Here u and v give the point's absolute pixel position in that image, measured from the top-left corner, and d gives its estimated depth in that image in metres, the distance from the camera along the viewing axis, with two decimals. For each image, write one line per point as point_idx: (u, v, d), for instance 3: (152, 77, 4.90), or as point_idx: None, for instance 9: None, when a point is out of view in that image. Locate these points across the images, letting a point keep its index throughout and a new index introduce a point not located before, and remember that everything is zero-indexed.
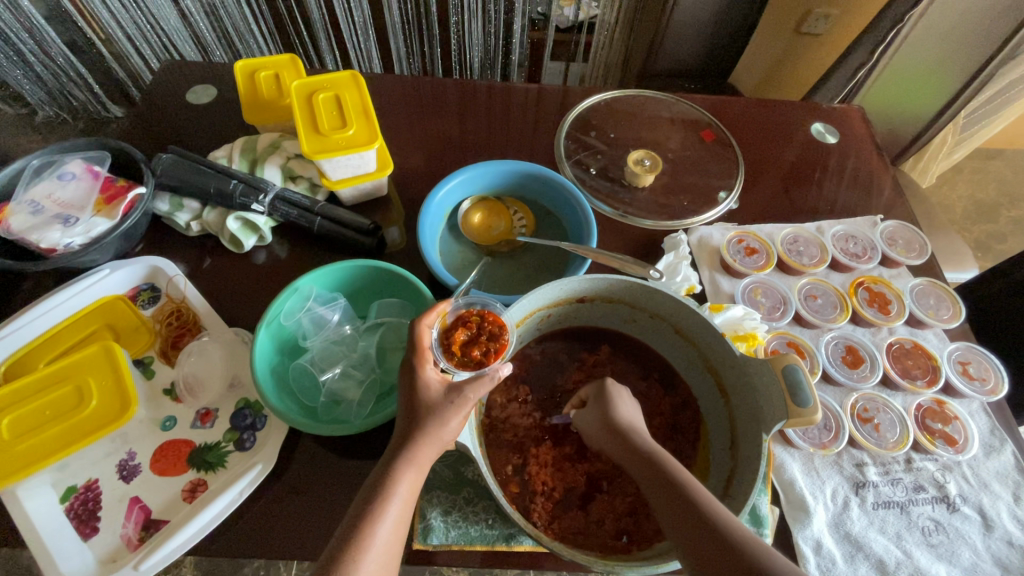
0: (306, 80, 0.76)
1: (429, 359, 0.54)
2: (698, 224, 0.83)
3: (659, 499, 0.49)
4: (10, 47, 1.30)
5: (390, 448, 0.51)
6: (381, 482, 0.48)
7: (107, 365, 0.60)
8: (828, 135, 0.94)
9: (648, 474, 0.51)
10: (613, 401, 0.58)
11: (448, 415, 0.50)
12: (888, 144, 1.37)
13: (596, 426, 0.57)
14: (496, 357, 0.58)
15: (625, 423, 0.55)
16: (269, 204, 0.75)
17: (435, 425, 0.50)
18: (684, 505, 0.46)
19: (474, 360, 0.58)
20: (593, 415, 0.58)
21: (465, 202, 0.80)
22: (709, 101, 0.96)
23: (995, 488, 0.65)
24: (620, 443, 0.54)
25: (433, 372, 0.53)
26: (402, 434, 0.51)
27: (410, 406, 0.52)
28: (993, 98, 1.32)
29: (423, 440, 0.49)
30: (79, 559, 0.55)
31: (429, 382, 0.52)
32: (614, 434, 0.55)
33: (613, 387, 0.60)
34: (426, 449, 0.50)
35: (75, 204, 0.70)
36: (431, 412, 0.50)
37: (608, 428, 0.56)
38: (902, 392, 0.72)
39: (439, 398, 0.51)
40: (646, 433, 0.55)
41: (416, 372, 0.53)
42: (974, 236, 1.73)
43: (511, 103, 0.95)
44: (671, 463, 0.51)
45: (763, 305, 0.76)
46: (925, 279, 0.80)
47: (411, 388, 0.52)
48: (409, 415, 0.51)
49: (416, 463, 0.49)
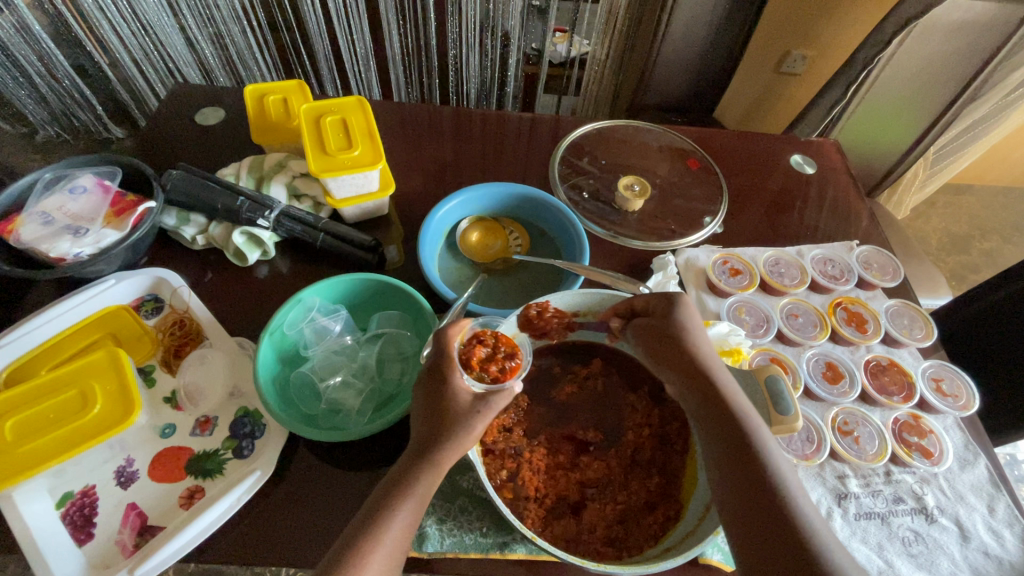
0: (315, 105, 0.81)
1: (458, 369, 0.56)
2: (684, 246, 0.87)
3: (716, 438, 0.52)
4: (18, 69, 1.34)
5: (408, 452, 0.54)
6: (400, 479, 0.51)
7: (111, 370, 0.62)
8: (806, 166, 1.00)
9: (705, 404, 0.55)
10: (685, 328, 0.58)
11: (475, 423, 0.53)
12: (864, 176, 1.44)
13: (665, 353, 0.58)
14: (512, 374, 0.59)
15: (698, 349, 0.57)
16: (274, 221, 0.78)
17: (461, 431, 0.53)
18: (742, 449, 0.51)
19: (492, 375, 0.58)
20: (662, 339, 0.59)
21: (463, 221, 0.84)
22: (695, 133, 1.02)
23: (970, 500, 0.68)
24: (692, 373, 0.56)
25: (461, 380, 0.55)
26: (421, 440, 0.53)
27: (431, 411, 0.54)
28: (960, 135, 1.40)
29: (448, 444, 0.52)
30: (73, 564, 0.55)
31: (458, 390, 0.54)
32: (683, 357, 0.57)
33: (683, 313, 0.59)
34: (448, 453, 0.52)
35: (85, 216, 0.72)
36: (460, 419, 0.53)
37: (676, 350, 0.57)
38: (880, 407, 0.75)
39: (467, 408, 0.54)
40: (718, 366, 0.56)
41: (443, 381, 0.55)
42: (948, 266, 1.80)
43: (507, 130, 1.00)
44: (741, 407, 0.53)
45: (748, 323, 0.80)
46: (899, 301, 0.84)
47: (436, 398, 0.55)
48: (433, 419, 0.54)
49: (437, 467, 0.52)
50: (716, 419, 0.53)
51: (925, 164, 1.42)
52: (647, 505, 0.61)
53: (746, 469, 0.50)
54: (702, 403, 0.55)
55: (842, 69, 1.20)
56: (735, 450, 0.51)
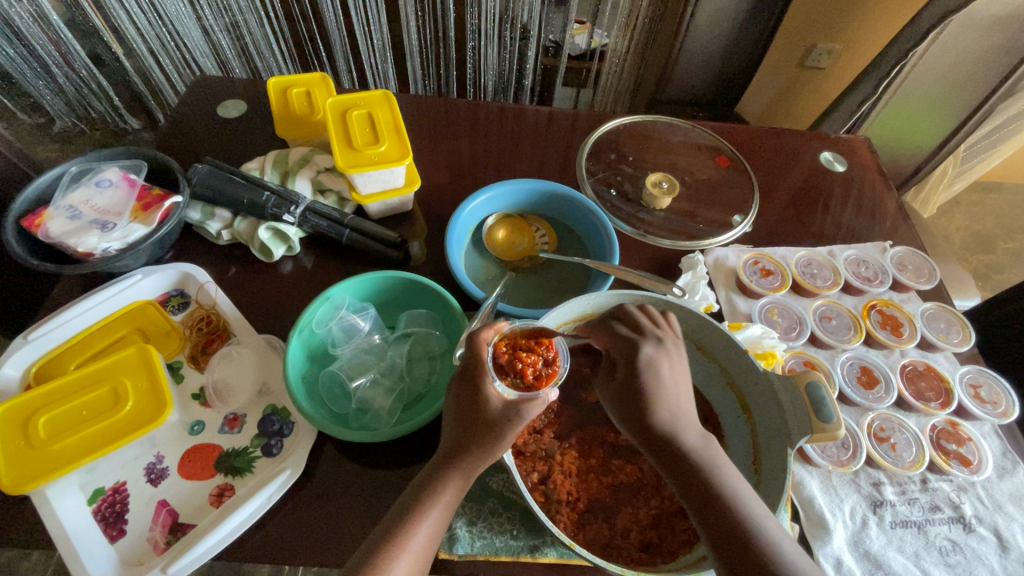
0: (340, 98, 0.79)
1: (489, 373, 0.54)
2: (714, 246, 0.85)
3: (699, 508, 0.48)
4: (35, 58, 1.33)
5: (438, 456, 0.53)
6: (427, 485, 0.51)
7: (142, 367, 0.62)
8: (836, 163, 0.97)
9: (676, 470, 0.50)
10: (650, 390, 0.54)
11: (504, 432, 0.51)
12: (892, 174, 1.41)
13: (629, 416, 0.54)
14: (547, 382, 0.57)
15: (661, 410, 0.53)
16: (300, 216, 0.77)
17: (491, 440, 0.51)
18: (723, 517, 0.46)
19: (527, 382, 0.57)
20: (627, 401, 0.55)
21: (489, 218, 0.83)
22: (724, 129, 1.00)
23: (1009, 509, 0.66)
24: (659, 440, 0.52)
25: (493, 387, 0.53)
26: (452, 445, 0.52)
27: (462, 418, 0.53)
28: (991, 133, 1.37)
29: (477, 452, 0.51)
30: (106, 562, 0.55)
31: (489, 398, 0.52)
32: (646, 419, 0.53)
33: (651, 371, 0.55)
34: (475, 461, 0.51)
35: (112, 211, 0.72)
36: (487, 428, 0.52)
37: (637, 411, 0.53)
38: (916, 413, 0.74)
39: (497, 415, 0.52)
40: (688, 429, 0.52)
41: (480, 384, 0.53)
42: (973, 265, 1.77)
43: (532, 125, 0.98)
44: (719, 472, 0.49)
45: (780, 325, 0.78)
46: (934, 304, 0.82)
47: (470, 402, 0.53)
48: (464, 426, 0.52)
49: (466, 474, 0.51)
50: (688, 484, 0.49)
51: (954, 161, 1.39)
52: (681, 510, 0.59)
53: (734, 540, 0.45)
54: (671, 470, 0.51)
55: (873, 64, 1.17)
56: (720, 518, 0.46)
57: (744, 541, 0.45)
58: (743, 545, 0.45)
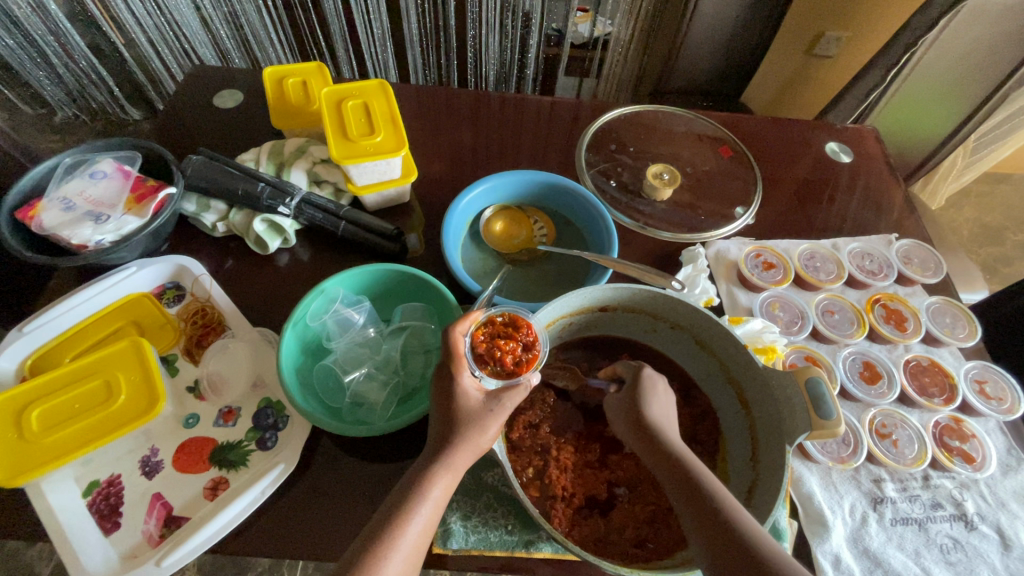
0: (336, 88, 0.78)
1: (465, 367, 0.55)
2: (715, 238, 0.84)
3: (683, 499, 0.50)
4: (34, 48, 1.32)
5: (425, 453, 0.52)
6: (415, 483, 0.50)
7: (135, 360, 0.61)
8: (842, 154, 0.95)
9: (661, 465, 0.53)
10: (646, 394, 0.58)
11: (487, 424, 0.52)
12: (898, 165, 1.39)
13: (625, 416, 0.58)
14: (529, 367, 0.58)
15: (652, 412, 0.57)
16: (295, 208, 0.76)
17: (476, 432, 0.51)
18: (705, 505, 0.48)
19: (508, 370, 0.58)
20: (624, 403, 0.59)
21: (487, 210, 0.82)
22: (726, 118, 0.98)
23: (1012, 507, 0.65)
24: (646, 437, 0.55)
25: (469, 381, 0.54)
26: (436, 443, 0.52)
27: (447, 414, 0.53)
28: (1002, 123, 1.34)
29: (463, 446, 0.51)
30: (101, 555, 0.55)
31: (468, 391, 0.54)
32: (639, 419, 0.57)
33: (649, 380, 0.59)
34: (462, 455, 0.51)
35: (106, 202, 0.71)
36: (472, 421, 0.52)
37: (634, 413, 0.57)
38: (919, 409, 0.72)
39: (480, 407, 0.53)
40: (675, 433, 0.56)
41: (453, 380, 0.54)
42: (981, 258, 1.74)
43: (532, 115, 0.97)
44: (701, 470, 0.52)
45: (781, 319, 0.77)
46: (940, 297, 0.81)
47: (447, 398, 0.53)
48: (448, 421, 0.52)
49: (452, 470, 0.51)
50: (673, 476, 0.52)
51: (962, 152, 1.37)
52: None
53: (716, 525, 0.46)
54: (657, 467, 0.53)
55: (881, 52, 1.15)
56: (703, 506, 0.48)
57: (724, 527, 0.46)
58: (723, 530, 0.46)
